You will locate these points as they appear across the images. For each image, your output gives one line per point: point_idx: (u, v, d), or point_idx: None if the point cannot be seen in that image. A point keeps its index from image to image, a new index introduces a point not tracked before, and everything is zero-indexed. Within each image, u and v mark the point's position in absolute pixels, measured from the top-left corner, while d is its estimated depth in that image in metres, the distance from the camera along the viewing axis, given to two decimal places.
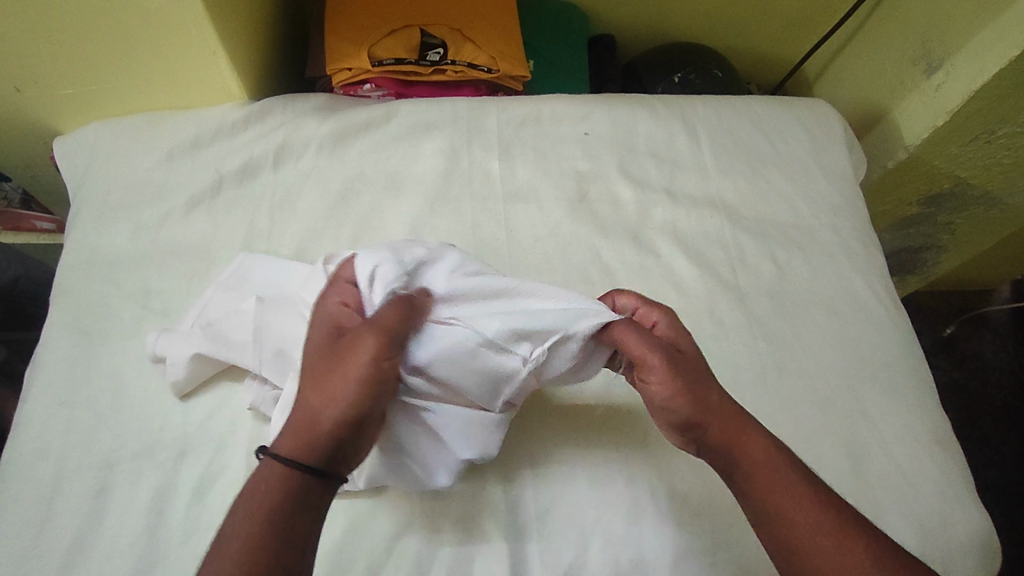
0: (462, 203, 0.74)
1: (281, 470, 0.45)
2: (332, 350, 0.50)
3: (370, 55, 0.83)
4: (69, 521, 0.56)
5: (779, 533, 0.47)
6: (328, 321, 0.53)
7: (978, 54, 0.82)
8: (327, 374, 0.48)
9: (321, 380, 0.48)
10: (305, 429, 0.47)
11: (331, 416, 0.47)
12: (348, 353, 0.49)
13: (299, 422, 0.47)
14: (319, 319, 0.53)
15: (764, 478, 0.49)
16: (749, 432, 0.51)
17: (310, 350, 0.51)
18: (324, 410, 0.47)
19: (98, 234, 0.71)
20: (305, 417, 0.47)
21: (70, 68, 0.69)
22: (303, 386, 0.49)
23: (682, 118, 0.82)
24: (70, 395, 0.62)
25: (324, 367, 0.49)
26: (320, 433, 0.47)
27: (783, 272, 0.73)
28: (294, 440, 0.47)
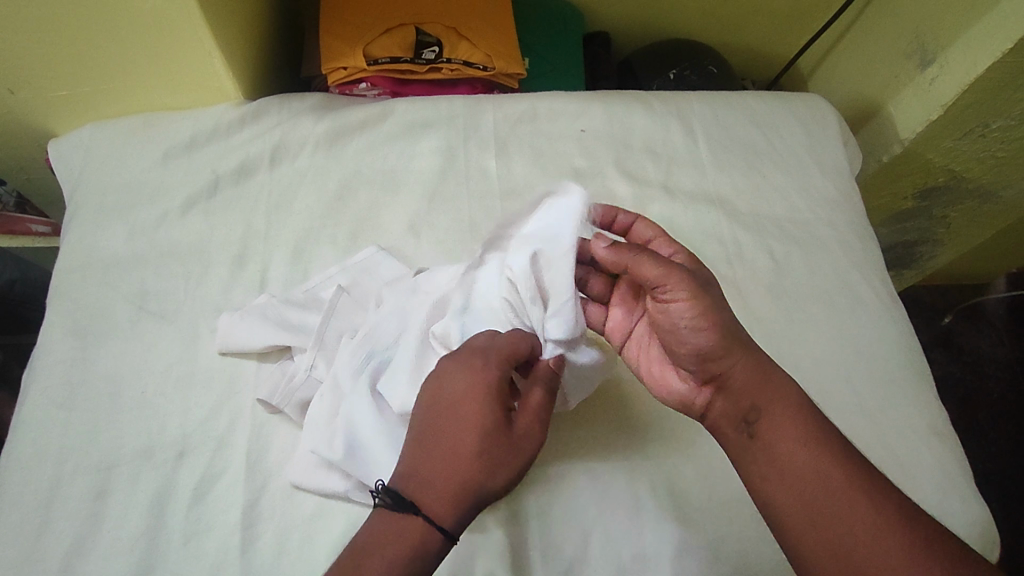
0: (459, 202, 0.74)
1: (426, 538, 0.47)
2: (502, 434, 0.50)
3: (366, 54, 0.83)
4: (68, 523, 0.56)
5: (799, 483, 0.48)
6: (495, 395, 0.50)
7: (971, 48, 0.82)
8: (483, 460, 0.49)
9: (476, 465, 0.49)
10: (460, 503, 0.48)
11: (488, 493, 0.49)
12: (522, 441, 0.51)
13: (460, 496, 0.48)
14: (487, 382, 0.50)
15: (789, 431, 0.49)
16: (775, 381, 0.51)
17: (455, 416, 0.50)
18: (477, 496, 0.49)
19: (95, 236, 0.70)
20: (456, 496, 0.48)
21: (65, 69, 0.69)
22: (474, 452, 0.49)
23: (678, 114, 0.82)
24: (68, 397, 0.61)
25: (479, 454, 0.49)
26: (470, 511, 0.49)
27: (780, 267, 0.73)
28: (445, 514, 0.48)
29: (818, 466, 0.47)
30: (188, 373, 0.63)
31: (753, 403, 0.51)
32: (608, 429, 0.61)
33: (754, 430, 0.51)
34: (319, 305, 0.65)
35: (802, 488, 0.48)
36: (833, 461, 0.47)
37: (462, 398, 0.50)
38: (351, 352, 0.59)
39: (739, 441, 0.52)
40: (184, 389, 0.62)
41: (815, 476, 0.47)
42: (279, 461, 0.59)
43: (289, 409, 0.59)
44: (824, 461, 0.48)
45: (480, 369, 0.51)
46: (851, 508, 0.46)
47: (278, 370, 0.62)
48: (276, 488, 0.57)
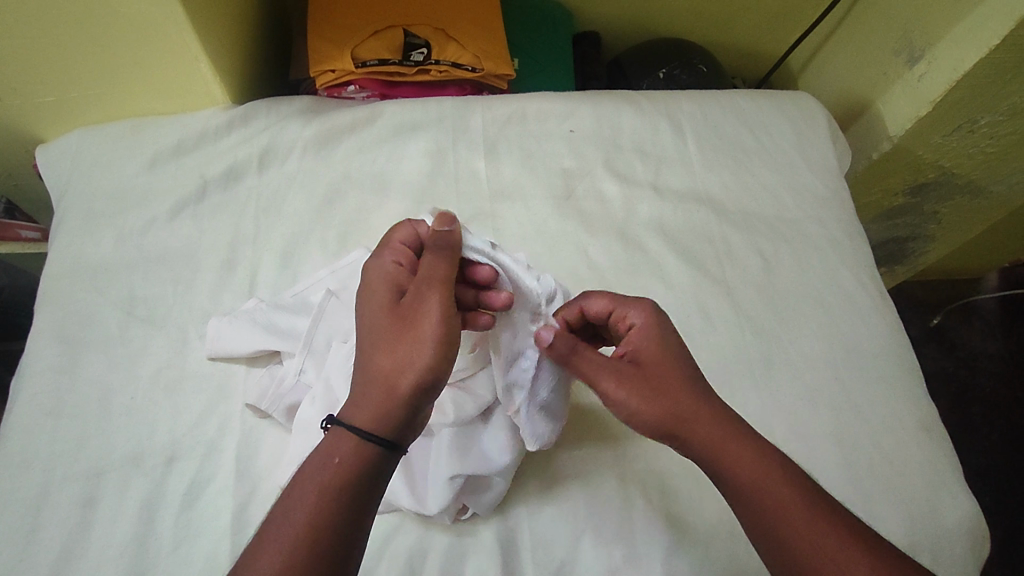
0: (448, 204, 0.74)
1: (356, 439, 0.46)
2: (398, 312, 0.50)
3: (354, 56, 0.83)
4: (56, 530, 0.56)
5: (780, 553, 0.46)
6: (389, 280, 0.52)
7: (958, 43, 0.82)
8: (387, 340, 0.49)
9: (383, 346, 0.49)
10: (375, 398, 0.48)
11: (402, 379, 0.48)
12: (421, 311, 0.49)
13: (374, 392, 0.48)
14: (379, 278, 0.53)
15: (761, 493, 0.47)
16: (738, 443, 0.49)
17: (363, 327, 0.51)
18: (390, 376, 0.48)
19: (82, 242, 0.70)
20: (373, 390, 0.48)
21: (50, 75, 0.68)
22: (371, 351, 0.49)
23: (667, 114, 0.82)
24: (57, 404, 0.61)
25: (385, 331, 0.50)
26: (393, 400, 0.47)
27: (769, 265, 0.73)
28: (362, 408, 0.47)
29: (796, 528, 0.46)
30: (176, 379, 0.63)
31: (721, 473, 0.49)
32: (598, 428, 0.61)
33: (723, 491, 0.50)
34: (307, 309, 0.65)
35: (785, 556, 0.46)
36: (808, 519, 0.46)
37: (365, 306, 0.52)
38: (341, 357, 0.59)
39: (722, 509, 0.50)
40: (173, 394, 0.62)
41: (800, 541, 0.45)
42: (268, 465, 0.59)
43: (277, 414, 0.59)
44: (803, 524, 0.46)
45: (377, 260, 0.54)
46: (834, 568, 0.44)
47: (267, 375, 0.62)
48: (265, 492, 0.57)
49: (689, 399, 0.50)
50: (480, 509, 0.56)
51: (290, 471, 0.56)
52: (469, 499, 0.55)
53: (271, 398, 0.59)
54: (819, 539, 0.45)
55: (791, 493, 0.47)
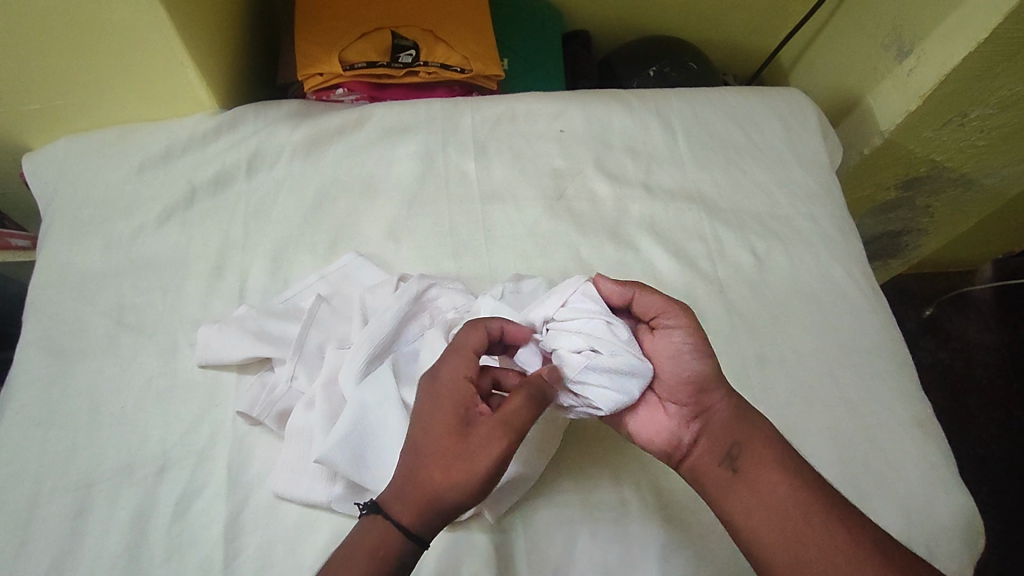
0: (438, 206, 0.73)
1: (391, 538, 0.46)
2: (460, 435, 0.47)
3: (342, 59, 0.83)
4: (48, 543, 0.55)
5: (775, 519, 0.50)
6: (458, 395, 0.49)
7: (947, 38, 0.82)
8: (446, 460, 0.47)
9: (439, 462, 0.47)
10: (423, 504, 0.47)
11: (448, 496, 0.46)
12: (483, 447, 0.46)
13: (420, 498, 0.47)
14: (448, 383, 0.49)
15: (771, 471, 0.52)
16: (754, 422, 0.55)
17: (420, 423, 0.49)
18: (438, 493, 0.46)
19: (71, 251, 0.70)
20: (415, 492, 0.47)
21: (34, 84, 0.68)
22: (423, 457, 0.47)
23: (657, 112, 0.82)
24: (46, 415, 0.61)
25: (441, 449, 0.47)
26: (432, 513, 0.47)
27: (761, 263, 0.73)
28: (403, 510, 0.47)
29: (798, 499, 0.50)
30: (166, 388, 0.62)
31: (739, 442, 0.54)
32: (592, 430, 0.61)
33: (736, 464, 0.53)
34: (298, 316, 0.65)
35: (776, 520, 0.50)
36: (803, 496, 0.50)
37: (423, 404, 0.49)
38: (336, 362, 0.59)
39: (723, 482, 0.53)
40: (164, 403, 0.61)
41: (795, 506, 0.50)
42: (260, 472, 0.58)
43: (269, 421, 0.58)
44: (804, 499, 0.50)
45: (448, 365, 0.50)
46: (819, 541, 0.48)
47: (258, 382, 0.61)
48: (258, 500, 0.57)
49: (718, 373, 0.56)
50: (475, 514, 0.56)
51: (285, 478, 0.56)
52: (487, 504, 0.55)
53: (266, 405, 0.58)
54: (808, 511, 0.49)
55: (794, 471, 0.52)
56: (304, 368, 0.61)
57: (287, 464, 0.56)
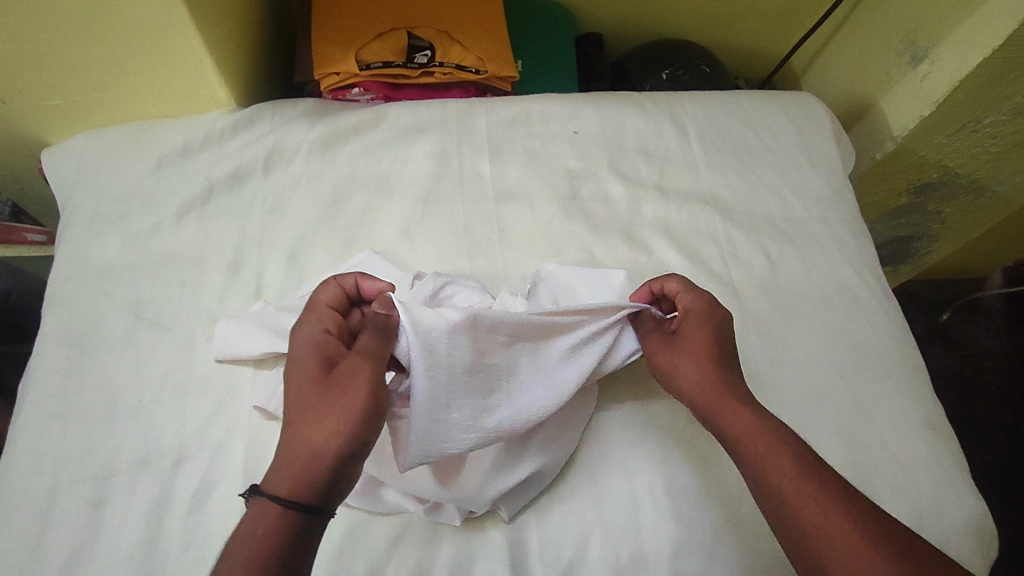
0: (453, 205, 0.74)
1: (277, 510, 0.44)
2: (322, 382, 0.49)
3: (358, 59, 0.83)
4: (66, 532, 0.56)
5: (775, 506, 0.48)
6: (316, 349, 0.51)
7: (961, 44, 0.82)
8: (315, 407, 0.47)
9: (308, 412, 0.47)
10: (303, 465, 0.46)
11: (325, 445, 0.46)
12: (347, 380, 0.48)
13: (299, 458, 0.46)
14: (304, 342, 0.52)
15: (764, 458, 0.49)
16: (738, 411, 0.52)
17: (292, 394, 0.49)
18: (314, 445, 0.46)
19: (89, 245, 0.70)
20: (293, 456, 0.46)
21: (56, 79, 0.69)
22: (296, 421, 0.47)
23: (670, 115, 0.82)
24: (65, 407, 0.61)
25: (308, 400, 0.48)
26: (319, 465, 0.46)
27: (774, 265, 0.73)
28: (285, 478, 0.45)
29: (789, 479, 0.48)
30: (183, 382, 0.63)
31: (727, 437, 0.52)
32: (606, 428, 0.61)
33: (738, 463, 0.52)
34: None
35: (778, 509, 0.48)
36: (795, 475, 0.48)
37: (291, 376, 0.50)
38: None
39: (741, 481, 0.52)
40: (181, 397, 0.62)
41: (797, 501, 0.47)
42: None
43: (285, 416, 0.59)
44: (796, 480, 0.48)
45: (302, 328, 0.53)
46: (823, 518, 0.46)
47: (275, 377, 0.62)
48: None
49: (699, 340, 0.56)
50: (489, 511, 0.56)
51: None
52: (504, 502, 0.56)
53: (283, 401, 0.59)
54: (806, 491, 0.47)
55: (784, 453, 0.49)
56: None
57: None
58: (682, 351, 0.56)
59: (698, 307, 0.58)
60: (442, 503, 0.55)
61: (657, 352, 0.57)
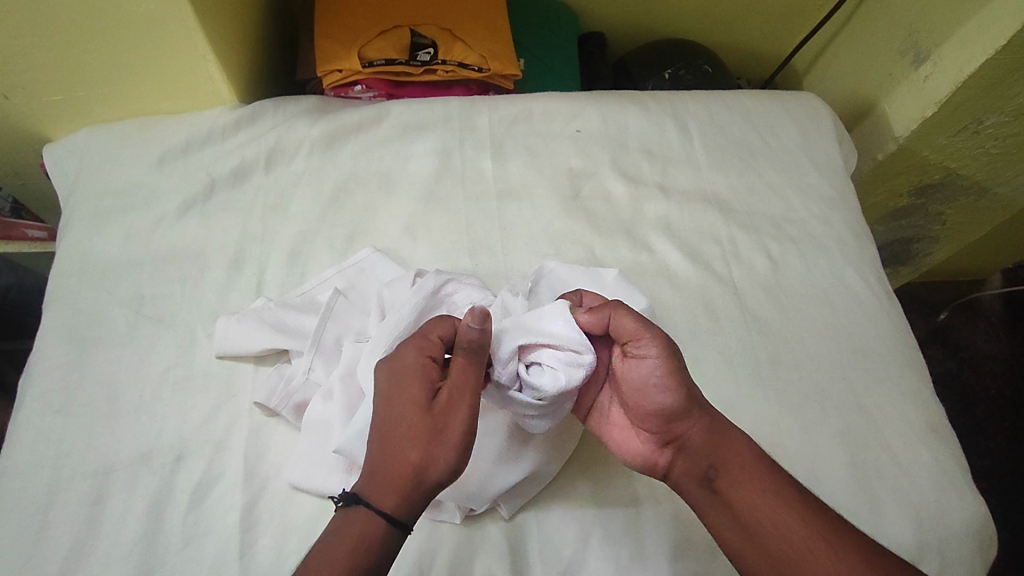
0: (455, 203, 0.74)
1: (377, 525, 0.46)
2: (434, 411, 0.48)
3: (360, 56, 0.83)
4: (66, 528, 0.56)
5: (755, 531, 0.50)
6: (422, 373, 0.50)
7: (964, 45, 0.82)
8: (419, 435, 0.48)
9: (412, 439, 0.48)
10: (406, 489, 0.47)
11: (433, 475, 0.47)
12: (453, 412, 0.48)
13: (401, 482, 0.47)
14: (410, 363, 0.51)
15: (749, 486, 0.51)
16: (731, 438, 0.53)
17: (398, 412, 0.49)
18: (419, 472, 0.47)
19: (90, 241, 0.70)
20: (397, 478, 0.47)
21: (58, 75, 0.69)
22: (402, 444, 0.48)
23: (673, 114, 0.82)
24: (65, 403, 0.61)
25: (414, 428, 0.48)
26: (419, 490, 0.47)
27: (776, 265, 0.73)
28: (387, 496, 0.47)
29: (777, 508, 0.49)
30: (184, 378, 0.63)
31: (715, 462, 0.52)
32: None
33: (716, 486, 0.52)
34: (315, 309, 0.66)
35: (759, 536, 0.49)
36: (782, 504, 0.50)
37: (397, 391, 0.50)
38: (354, 355, 0.58)
39: (701, 501, 0.52)
40: (182, 393, 0.62)
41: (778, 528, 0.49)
42: (277, 463, 0.59)
43: (285, 412, 0.59)
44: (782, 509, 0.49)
45: (404, 347, 0.52)
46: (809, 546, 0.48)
47: (275, 374, 0.62)
48: (273, 491, 0.57)
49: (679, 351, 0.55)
50: (490, 509, 0.56)
51: (302, 469, 0.56)
52: (503, 500, 0.56)
53: (283, 397, 0.59)
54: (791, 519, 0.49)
55: (766, 477, 0.51)
56: (322, 360, 0.61)
57: (303, 455, 0.57)
58: (677, 355, 0.53)
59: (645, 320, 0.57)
60: (441, 501, 0.55)
61: (660, 348, 0.52)
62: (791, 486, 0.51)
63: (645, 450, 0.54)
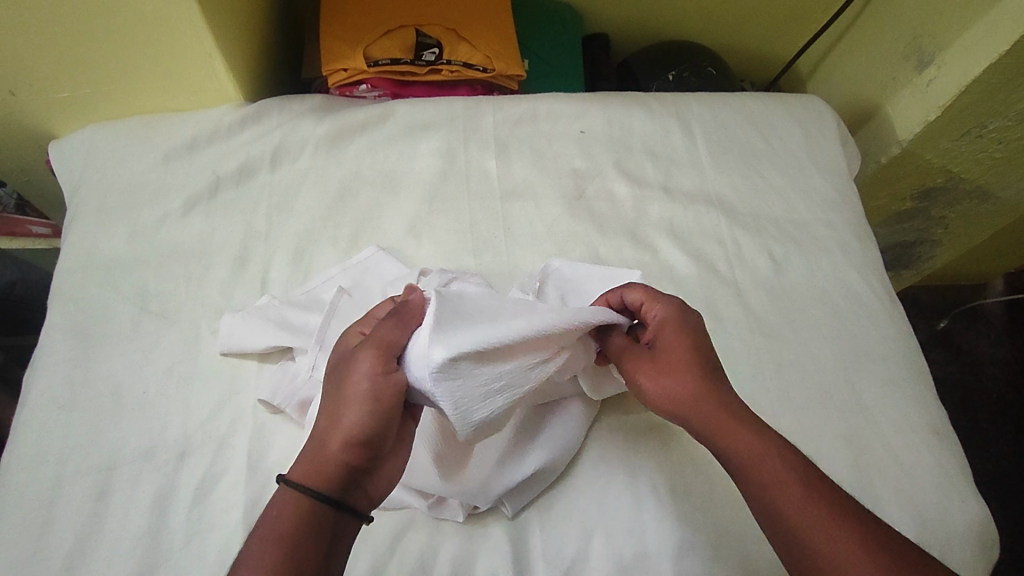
0: (459, 202, 0.74)
1: (290, 493, 0.47)
2: (339, 374, 0.50)
3: (366, 55, 0.83)
4: (69, 523, 0.56)
5: (770, 515, 0.47)
6: (342, 348, 0.53)
7: (968, 48, 0.82)
8: (328, 398, 0.49)
9: (327, 403, 0.49)
10: (313, 454, 0.47)
11: (331, 433, 0.47)
12: (353, 365, 0.49)
13: (310, 449, 0.48)
14: (337, 345, 0.54)
15: (758, 474, 0.48)
16: (735, 425, 0.50)
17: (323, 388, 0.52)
18: (322, 434, 0.48)
19: (96, 238, 0.71)
20: (308, 446, 0.48)
21: (65, 72, 0.69)
22: (317, 413, 0.50)
23: (677, 116, 0.83)
24: (70, 399, 0.61)
25: (326, 395, 0.50)
26: (323, 452, 0.47)
27: (778, 266, 0.73)
28: (298, 465, 0.48)
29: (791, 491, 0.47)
30: (188, 375, 0.63)
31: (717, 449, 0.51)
32: (610, 427, 0.61)
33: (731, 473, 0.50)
34: (319, 307, 0.66)
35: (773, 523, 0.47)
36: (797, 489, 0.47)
37: (326, 371, 0.53)
38: None
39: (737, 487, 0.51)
40: (185, 390, 0.62)
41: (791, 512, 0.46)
42: (280, 460, 0.59)
43: (290, 409, 0.59)
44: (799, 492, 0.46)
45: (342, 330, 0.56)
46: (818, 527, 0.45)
47: (279, 371, 0.62)
48: (277, 487, 0.57)
49: (674, 357, 0.53)
50: (493, 507, 0.57)
51: None
52: (508, 498, 0.56)
53: (288, 395, 0.59)
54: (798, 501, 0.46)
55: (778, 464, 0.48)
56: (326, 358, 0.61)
57: None
58: (651, 365, 0.54)
59: (666, 316, 0.55)
60: (446, 498, 0.56)
61: (629, 367, 0.55)
62: (803, 470, 0.48)
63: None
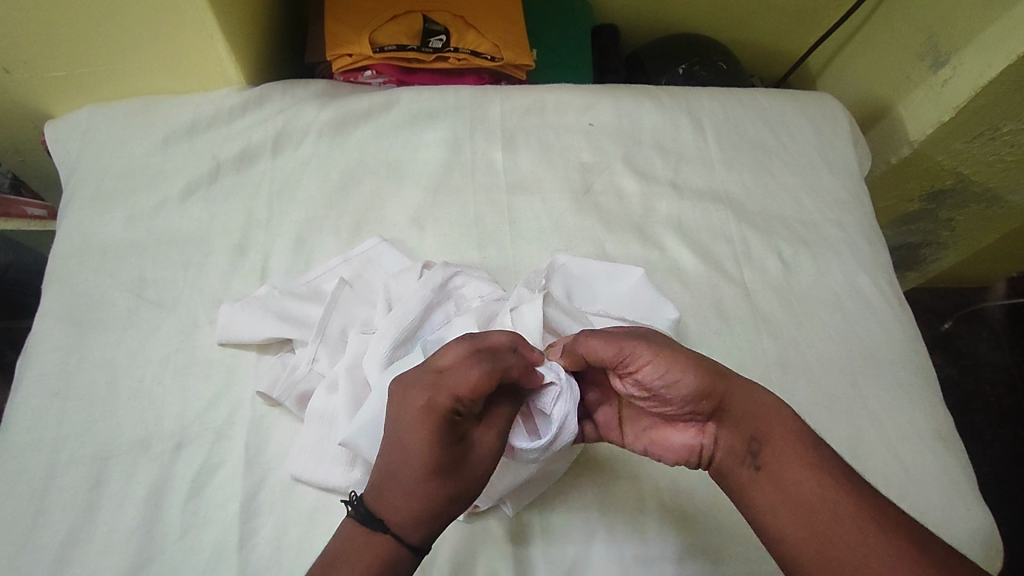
0: (464, 194, 0.72)
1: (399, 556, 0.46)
2: (466, 452, 0.46)
3: (372, 41, 0.82)
4: (62, 515, 0.55)
5: (803, 499, 0.45)
6: (451, 422, 0.45)
7: (985, 49, 0.81)
8: (450, 477, 0.45)
9: (448, 485, 0.45)
10: (433, 524, 0.46)
11: (457, 508, 0.46)
12: (490, 450, 0.47)
13: (425, 520, 0.46)
14: (441, 413, 0.45)
15: (792, 449, 0.47)
16: (770, 408, 0.49)
17: (421, 458, 0.45)
18: (444, 508, 0.46)
19: (92, 222, 0.69)
20: (422, 518, 0.45)
21: (62, 50, 0.67)
22: (422, 486, 0.45)
23: (687, 111, 0.81)
24: (64, 387, 0.60)
25: (443, 473, 0.45)
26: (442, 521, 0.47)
27: (787, 267, 0.72)
28: (410, 533, 0.45)
29: (831, 499, 0.44)
30: (185, 365, 0.62)
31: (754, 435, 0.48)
32: None
33: (760, 461, 0.48)
34: (320, 298, 0.65)
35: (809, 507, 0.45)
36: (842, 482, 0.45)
37: (422, 439, 0.45)
38: (359, 349, 0.57)
39: (746, 479, 0.48)
40: (183, 379, 0.61)
41: (829, 496, 0.45)
42: (279, 454, 0.58)
43: (288, 403, 0.58)
44: (844, 500, 0.44)
45: (433, 388, 0.45)
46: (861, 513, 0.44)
47: (278, 363, 0.61)
48: (274, 481, 0.56)
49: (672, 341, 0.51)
50: (494, 506, 0.56)
51: (303, 462, 0.55)
52: (510, 498, 0.55)
53: (287, 387, 0.58)
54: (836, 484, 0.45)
55: (825, 457, 0.47)
56: (327, 351, 0.60)
57: (303, 446, 0.56)
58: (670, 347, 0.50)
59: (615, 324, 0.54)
60: None
61: (648, 346, 0.49)
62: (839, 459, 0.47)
63: (688, 440, 0.51)
